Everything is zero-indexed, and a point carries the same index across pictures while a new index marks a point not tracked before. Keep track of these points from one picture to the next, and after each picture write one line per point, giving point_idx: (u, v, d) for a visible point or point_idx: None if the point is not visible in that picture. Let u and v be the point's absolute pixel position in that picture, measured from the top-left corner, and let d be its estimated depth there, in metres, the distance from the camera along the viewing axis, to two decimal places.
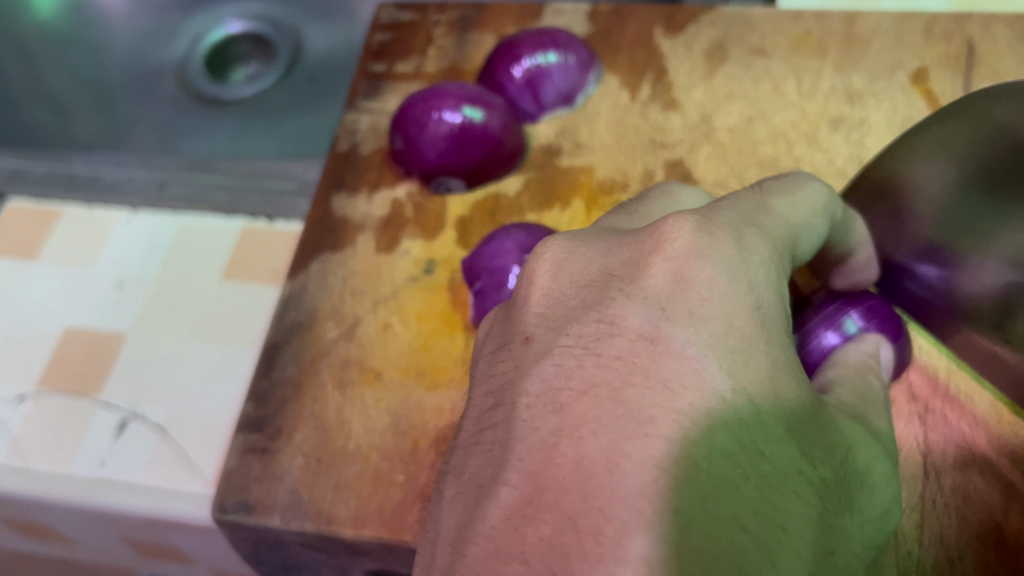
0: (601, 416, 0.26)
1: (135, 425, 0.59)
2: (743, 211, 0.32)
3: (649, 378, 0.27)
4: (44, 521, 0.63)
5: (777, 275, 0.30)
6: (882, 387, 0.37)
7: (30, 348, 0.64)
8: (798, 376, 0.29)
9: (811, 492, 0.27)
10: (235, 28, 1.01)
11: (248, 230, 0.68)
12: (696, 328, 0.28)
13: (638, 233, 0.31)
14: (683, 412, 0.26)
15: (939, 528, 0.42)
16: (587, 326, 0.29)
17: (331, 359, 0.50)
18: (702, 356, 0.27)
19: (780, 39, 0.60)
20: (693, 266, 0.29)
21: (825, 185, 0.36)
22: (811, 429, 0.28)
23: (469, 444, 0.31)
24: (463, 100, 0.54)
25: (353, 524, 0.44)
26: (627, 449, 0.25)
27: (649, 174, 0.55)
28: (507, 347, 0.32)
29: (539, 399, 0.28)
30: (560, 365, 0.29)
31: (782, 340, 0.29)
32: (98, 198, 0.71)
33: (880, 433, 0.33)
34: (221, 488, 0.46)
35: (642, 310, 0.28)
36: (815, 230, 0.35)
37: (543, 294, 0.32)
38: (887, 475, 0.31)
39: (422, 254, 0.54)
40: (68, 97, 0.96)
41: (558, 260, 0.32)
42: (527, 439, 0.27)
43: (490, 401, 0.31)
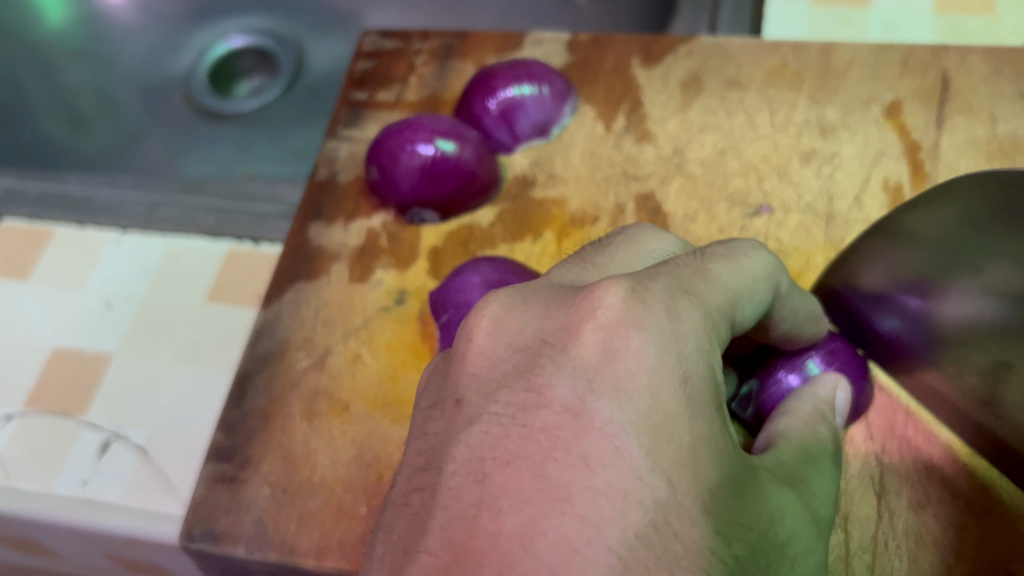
0: (521, 489, 0.28)
1: (118, 446, 0.60)
2: (679, 278, 0.33)
3: (571, 454, 0.29)
4: (30, 537, 0.64)
5: (709, 343, 0.32)
6: (831, 437, 0.37)
7: (18, 368, 0.65)
8: (720, 450, 0.30)
9: (724, 572, 0.28)
10: (239, 43, 1.03)
11: (234, 252, 0.69)
12: (621, 403, 0.30)
13: (575, 297, 0.33)
14: (601, 490, 0.28)
15: (889, 570, 0.43)
16: (517, 393, 0.31)
17: (301, 390, 0.51)
18: (624, 433, 0.29)
19: (756, 70, 0.61)
20: (624, 337, 0.31)
21: (773, 256, 0.37)
22: (732, 503, 0.30)
23: (398, 506, 0.32)
24: (436, 133, 0.56)
25: (314, 556, 0.45)
26: (543, 527, 0.27)
27: (620, 207, 0.56)
28: (439, 407, 0.33)
29: (466, 467, 0.30)
30: (487, 433, 0.30)
31: (709, 413, 0.31)
32: (90, 220, 0.73)
33: (816, 494, 0.34)
34: (189, 517, 0.47)
35: (570, 381, 0.30)
36: (757, 296, 0.36)
37: (478, 353, 0.33)
38: (809, 545, 0.32)
39: (394, 284, 0.55)
40: (73, 106, 0.94)
41: (496, 318, 0.34)
42: (451, 507, 0.29)
43: (421, 460, 0.32)
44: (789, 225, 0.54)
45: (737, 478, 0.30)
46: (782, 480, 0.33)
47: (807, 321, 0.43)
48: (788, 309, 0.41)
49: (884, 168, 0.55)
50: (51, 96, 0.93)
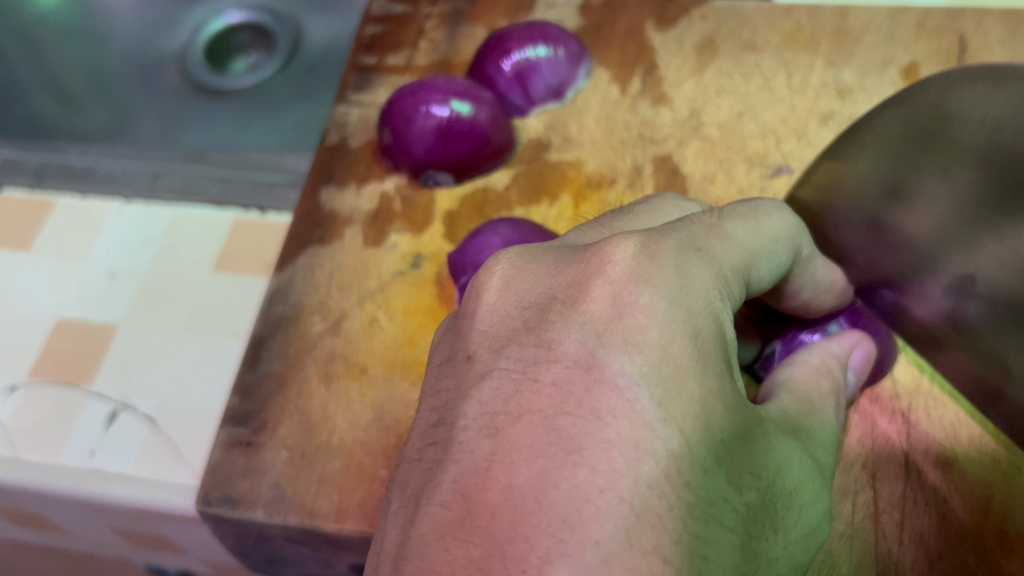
0: (532, 443, 0.28)
1: (126, 415, 0.60)
2: (691, 235, 0.32)
3: (581, 408, 0.28)
4: (37, 511, 0.63)
5: (720, 300, 0.31)
6: (834, 393, 0.37)
7: (22, 339, 0.64)
8: (732, 400, 0.29)
9: (734, 520, 0.28)
10: (235, 19, 1.01)
11: (240, 221, 0.68)
12: (632, 355, 0.28)
13: (583, 253, 0.32)
14: (612, 441, 0.27)
15: (918, 528, 0.42)
16: (526, 348, 0.30)
17: (316, 354, 0.50)
18: (636, 387, 0.28)
19: (771, 34, 0.60)
20: (633, 291, 0.30)
21: (792, 216, 0.37)
22: (739, 452, 0.29)
23: (414, 461, 0.31)
24: (450, 94, 0.54)
25: (335, 518, 0.44)
26: (556, 479, 0.27)
27: (637, 169, 0.55)
28: (451, 363, 0.32)
29: (477, 421, 0.29)
30: (498, 388, 0.30)
31: (720, 368, 0.30)
32: (92, 190, 0.71)
33: (819, 444, 0.34)
34: (205, 481, 0.46)
35: (579, 335, 0.29)
36: (775, 259, 0.35)
37: (489, 311, 0.32)
38: (818, 494, 0.32)
39: (408, 248, 0.54)
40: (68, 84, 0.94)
41: (506, 276, 0.33)
42: (460, 462, 0.29)
43: (434, 417, 0.31)
44: None
45: (745, 426, 0.30)
46: (785, 430, 0.33)
47: (828, 290, 0.42)
48: (808, 276, 0.40)
49: None
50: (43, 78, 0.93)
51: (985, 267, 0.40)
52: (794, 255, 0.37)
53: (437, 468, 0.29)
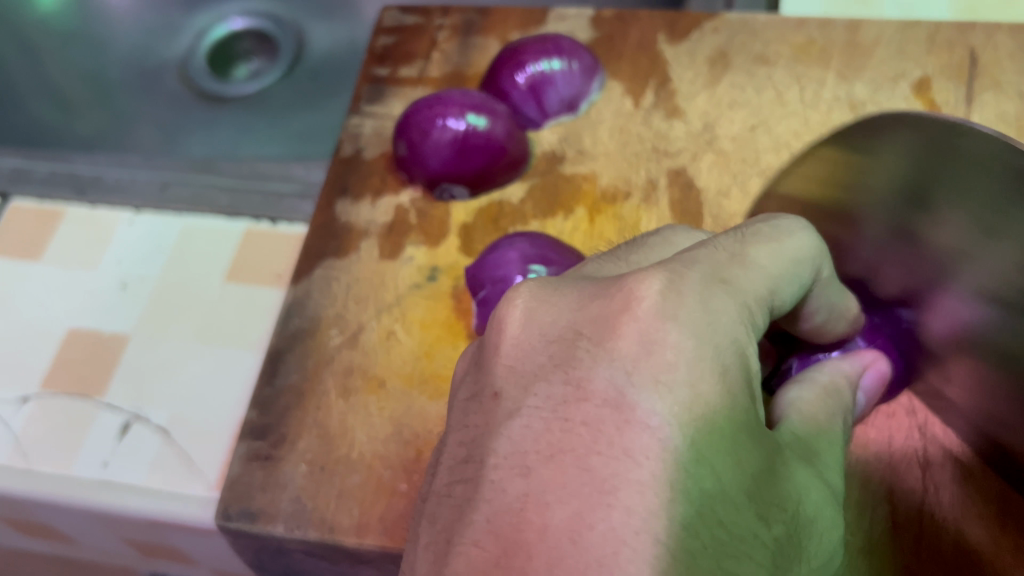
0: (565, 484, 0.27)
1: (139, 427, 0.60)
2: (716, 267, 0.32)
3: (612, 447, 0.28)
4: (48, 522, 0.63)
5: (745, 335, 0.31)
6: (840, 418, 0.37)
7: (32, 348, 0.64)
8: (756, 436, 0.30)
9: (765, 555, 0.28)
10: (237, 25, 1.02)
11: (251, 232, 0.68)
12: (662, 394, 0.28)
13: (608, 288, 0.32)
14: (645, 482, 0.27)
15: (938, 543, 0.43)
16: (554, 386, 0.30)
17: (334, 367, 0.50)
18: (667, 427, 0.28)
19: (782, 47, 0.60)
20: (661, 329, 0.30)
21: (814, 236, 0.36)
22: (767, 484, 0.29)
23: (441, 496, 0.31)
24: (466, 108, 0.55)
25: (357, 532, 0.45)
26: (591, 520, 0.26)
27: (652, 182, 0.55)
28: (478, 400, 0.32)
29: (507, 460, 0.29)
30: (528, 426, 0.29)
31: (746, 405, 0.30)
32: (102, 200, 0.71)
33: (831, 467, 0.34)
34: (225, 495, 0.47)
35: (608, 373, 0.29)
36: (797, 281, 0.35)
37: (513, 346, 0.32)
38: (837, 521, 0.33)
39: (425, 261, 0.54)
40: (70, 90, 0.92)
41: (530, 309, 0.33)
42: (493, 501, 0.28)
43: (462, 453, 0.31)
44: None
45: (771, 460, 0.30)
46: (802, 457, 0.33)
47: (842, 316, 0.42)
48: (823, 298, 0.40)
49: None
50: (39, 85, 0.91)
51: (986, 284, 0.37)
52: (813, 278, 0.36)
53: (468, 507, 0.29)
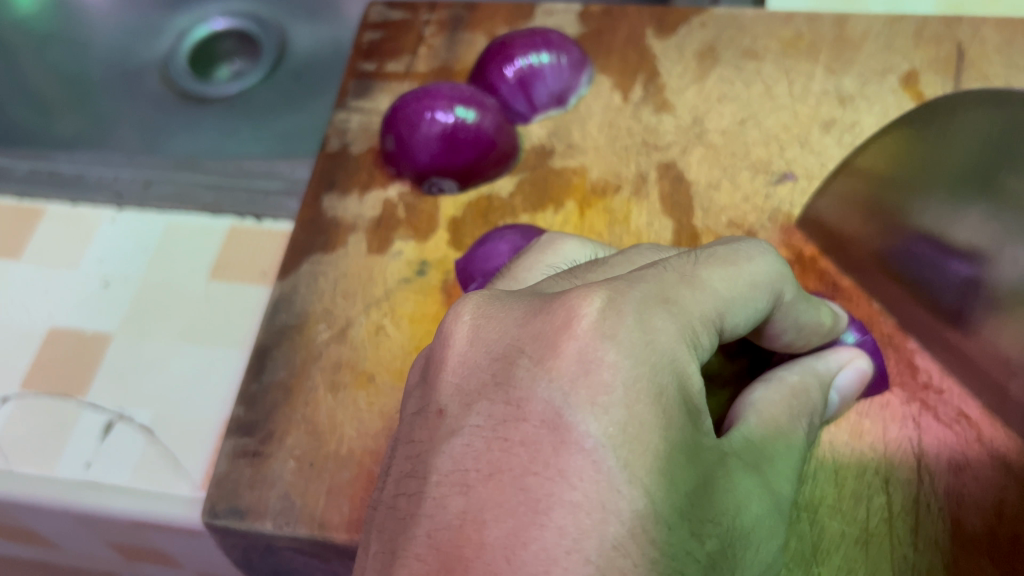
0: (503, 502, 0.27)
1: (122, 426, 0.59)
2: (662, 284, 0.32)
3: (548, 467, 0.28)
4: (28, 525, 0.62)
5: (687, 356, 0.31)
6: (804, 426, 0.38)
7: (13, 348, 0.63)
8: (690, 454, 0.29)
9: (696, 570, 0.28)
10: (219, 26, 1.01)
11: (236, 229, 0.67)
12: (598, 415, 0.28)
13: (549, 302, 0.31)
14: (579, 501, 0.27)
15: (933, 532, 0.42)
16: (496, 405, 0.30)
17: (323, 362, 0.50)
18: (602, 448, 0.28)
19: (771, 41, 0.60)
20: (599, 348, 0.29)
21: (777, 261, 0.36)
22: (702, 499, 0.30)
23: (388, 508, 0.31)
24: (455, 101, 0.54)
25: (346, 529, 0.44)
26: (524, 539, 0.26)
27: (642, 176, 0.55)
28: (423, 415, 0.32)
29: (449, 478, 0.29)
30: (469, 446, 0.29)
31: (683, 423, 0.30)
32: (83, 198, 0.70)
33: (779, 473, 0.35)
34: (211, 493, 0.46)
35: (546, 393, 0.29)
36: (754, 303, 0.35)
37: (458, 362, 0.32)
38: (773, 532, 0.33)
39: (414, 255, 0.53)
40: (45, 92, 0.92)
41: (475, 325, 0.32)
42: (434, 517, 0.28)
43: (409, 466, 0.31)
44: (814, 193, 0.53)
45: (704, 474, 0.30)
46: (748, 464, 0.33)
47: (816, 330, 0.42)
48: (790, 318, 0.40)
49: None
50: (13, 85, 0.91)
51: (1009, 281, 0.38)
52: (773, 300, 0.36)
53: (410, 521, 0.29)
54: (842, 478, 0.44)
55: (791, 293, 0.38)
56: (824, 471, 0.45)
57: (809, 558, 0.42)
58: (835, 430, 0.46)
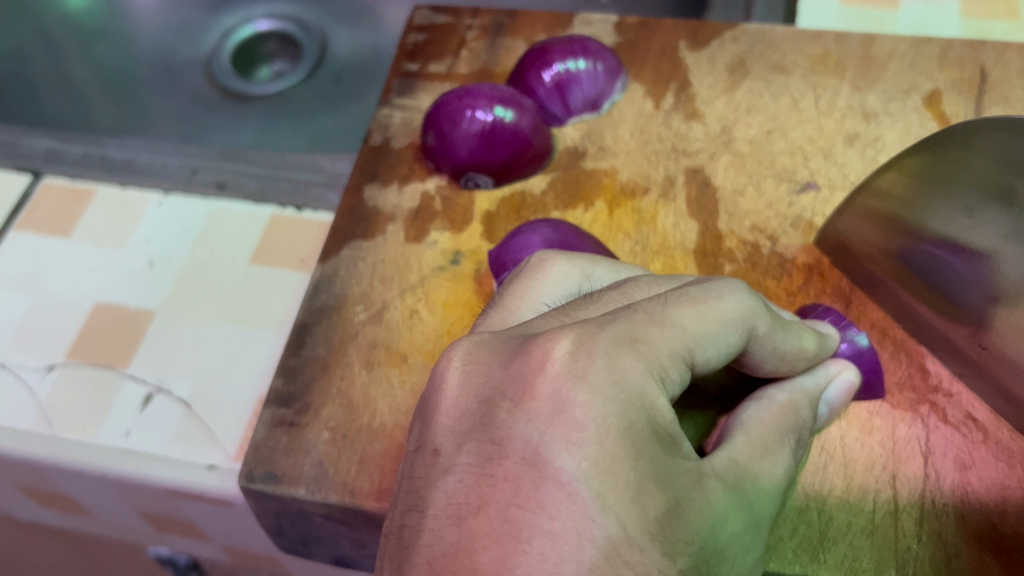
0: (491, 533, 0.31)
1: (161, 398, 0.61)
2: (632, 326, 0.35)
3: (528, 500, 0.31)
4: (64, 491, 0.65)
5: (655, 392, 0.34)
6: (792, 448, 0.41)
7: (60, 320, 0.66)
8: (658, 483, 0.32)
9: None
10: (264, 26, 1.04)
11: (277, 217, 0.70)
12: (571, 451, 0.32)
13: (528, 347, 0.35)
14: (557, 529, 0.30)
15: (937, 526, 0.44)
16: (483, 444, 0.34)
17: (359, 341, 0.52)
18: (576, 481, 0.31)
19: (800, 57, 0.63)
20: (570, 389, 0.33)
21: (747, 297, 0.39)
22: (675, 521, 0.32)
23: (393, 537, 0.34)
24: (495, 100, 0.57)
25: (376, 496, 0.46)
26: (511, 563, 0.30)
27: (670, 179, 0.57)
28: (422, 453, 0.36)
29: (444, 511, 0.33)
30: (460, 481, 0.33)
31: (652, 454, 0.33)
32: (132, 181, 0.74)
33: (758, 491, 0.37)
34: (249, 458, 0.48)
35: (526, 431, 0.33)
36: (723, 339, 0.38)
37: (452, 406, 0.36)
38: (748, 545, 0.35)
39: (449, 245, 0.56)
40: (89, 87, 0.95)
41: (465, 372, 0.36)
42: (432, 547, 0.32)
43: (409, 500, 0.35)
44: (835, 202, 0.56)
45: (677, 497, 0.33)
46: (727, 484, 0.36)
47: (799, 355, 0.44)
48: (770, 347, 0.42)
49: None
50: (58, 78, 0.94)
51: None
52: (747, 333, 0.39)
53: (411, 550, 0.33)
54: (852, 470, 0.46)
55: (767, 321, 0.41)
56: (834, 463, 0.46)
57: (817, 544, 0.44)
58: (846, 426, 0.47)
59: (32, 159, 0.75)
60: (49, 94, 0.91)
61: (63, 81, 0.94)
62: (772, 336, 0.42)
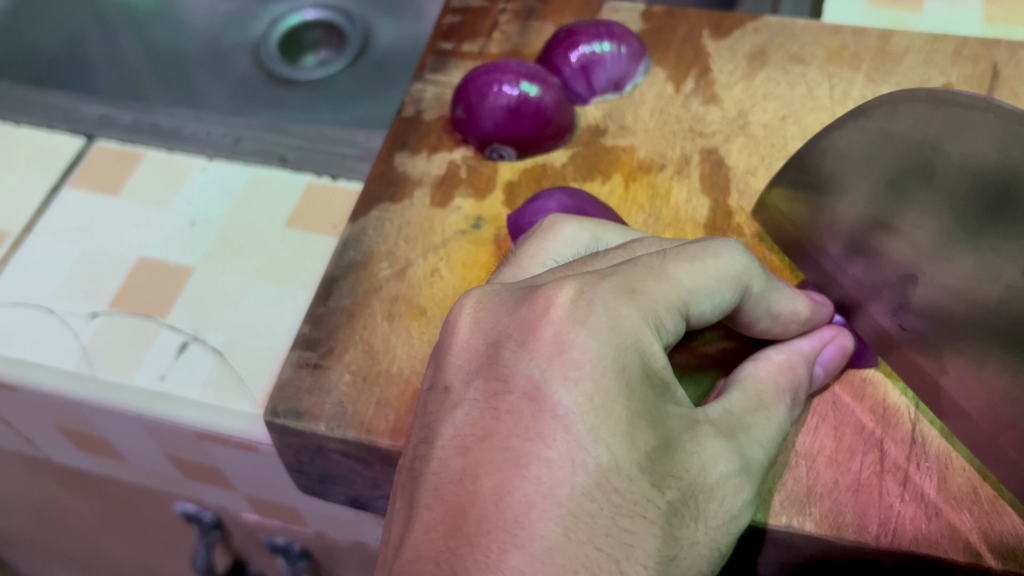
0: (491, 459, 0.33)
1: (195, 346, 0.64)
2: (631, 278, 0.37)
3: (528, 430, 0.33)
4: (102, 434, 0.69)
5: (650, 338, 0.36)
6: (789, 408, 0.43)
7: (106, 272, 0.70)
8: (650, 421, 0.34)
9: (657, 514, 0.33)
10: (310, 16, 1.07)
11: (314, 185, 0.74)
12: (569, 387, 0.34)
13: (533, 294, 0.37)
14: (553, 457, 0.33)
15: (921, 487, 0.46)
16: (489, 381, 0.36)
17: (382, 295, 0.56)
18: (572, 414, 0.33)
19: (818, 49, 0.65)
20: (571, 333, 0.35)
21: (743, 258, 0.41)
22: (664, 457, 0.34)
23: (408, 471, 0.37)
24: (521, 76, 0.60)
25: (390, 435, 0.49)
26: (510, 488, 0.32)
27: (686, 158, 0.60)
28: (434, 391, 0.38)
29: (452, 442, 0.35)
30: (467, 415, 0.35)
31: (645, 394, 0.35)
32: (178, 147, 0.78)
33: (752, 441, 0.39)
34: (275, 395, 0.51)
35: (528, 369, 0.35)
36: (718, 296, 0.40)
37: (463, 347, 0.38)
38: (740, 487, 0.37)
39: (471, 211, 0.59)
40: (142, 65, 1.00)
41: (476, 316, 0.38)
42: (441, 473, 0.34)
43: (420, 435, 0.37)
44: None
45: (667, 436, 0.35)
46: (721, 431, 0.38)
47: (793, 317, 0.47)
48: (763, 307, 0.44)
49: None
50: (112, 56, 0.99)
51: (948, 280, 0.44)
52: (741, 292, 0.41)
53: (421, 477, 0.35)
54: (841, 432, 0.49)
55: (762, 282, 0.43)
56: (824, 425, 0.49)
57: (803, 499, 0.46)
58: (838, 393, 0.50)
59: (86, 124, 0.80)
60: (103, 70, 0.96)
61: (117, 60, 0.99)
62: (765, 296, 0.44)
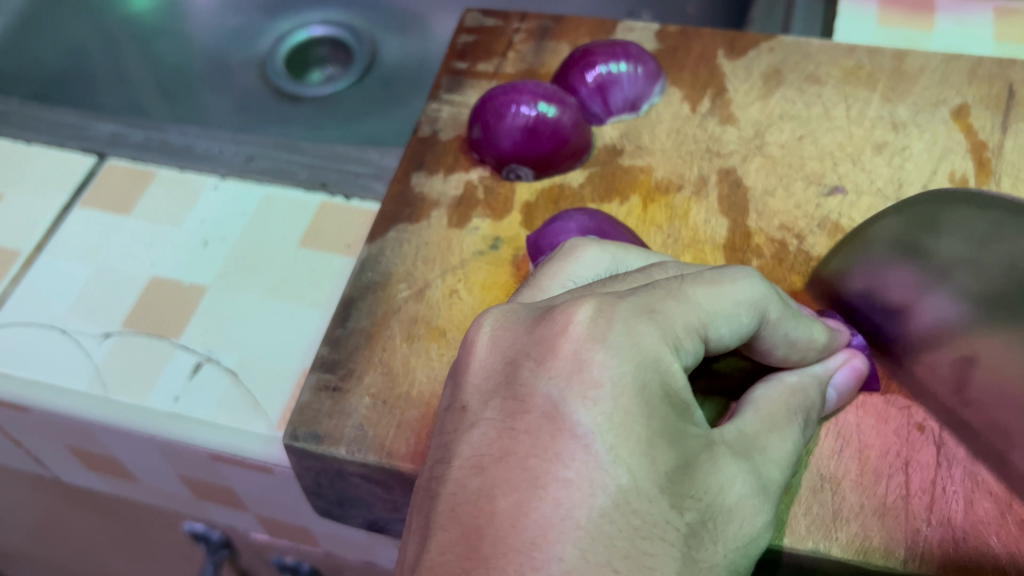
0: (509, 480, 0.33)
1: (209, 367, 0.64)
2: (649, 299, 0.37)
3: (546, 451, 0.33)
4: (112, 454, 0.68)
5: (669, 359, 0.36)
6: (801, 430, 0.42)
7: (119, 291, 0.70)
8: (668, 441, 0.34)
9: (676, 536, 0.33)
10: (318, 32, 1.08)
11: (327, 204, 0.74)
12: (588, 406, 0.34)
13: (550, 313, 0.37)
14: (572, 478, 0.32)
15: (947, 512, 0.46)
16: (506, 401, 0.35)
17: (401, 316, 0.55)
18: (591, 434, 0.33)
19: (833, 69, 0.65)
20: (590, 350, 0.35)
21: (760, 283, 0.41)
22: (682, 478, 0.34)
23: (425, 492, 0.36)
24: (539, 97, 0.60)
25: (410, 459, 0.49)
26: (528, 508, 0.32)
27: (703, 178, 0.60)
28: (451, 410, 0.38)
29: (469, 461, 0.35)
30: (484, 435, 0.35)
31: (665, 414, 0.35)
32: (190, 165, 0.78)
33: (768, 461, 0.39)
34: (295, 418, 0.51)
35: (547, 388, 0.35)
36: (736, 320, 0.40)
37: (480, 366, 0.37)
38: (760, 508, 0.37)
39: (489, 231, 0.59)
40: (149, 82, 1.00)
41: (494, 335, 0.38)
42: (458, 493, 0.34)
43: (436, 455, 0.37)
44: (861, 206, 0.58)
45: (685, 457, 0.34)
46: (738, 452, 0.38)
47: (809, 345, 0.46)
48: (779, 335, 0.44)
49: (951, 162, 0.59)
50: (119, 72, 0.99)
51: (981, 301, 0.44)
52: (759, 316, 0.41)
53: (437, 498, 0.35)
54: (865, 455, 0.48)
55: (778, 311, 0.43)
56: (849, 449, 0.49)
57: (829, 524, 0.46)
58: (862, 415, 0.50)
59: (97, 142, 0.79)
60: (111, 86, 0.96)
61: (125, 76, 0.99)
62: (780, 324, 0.43)
